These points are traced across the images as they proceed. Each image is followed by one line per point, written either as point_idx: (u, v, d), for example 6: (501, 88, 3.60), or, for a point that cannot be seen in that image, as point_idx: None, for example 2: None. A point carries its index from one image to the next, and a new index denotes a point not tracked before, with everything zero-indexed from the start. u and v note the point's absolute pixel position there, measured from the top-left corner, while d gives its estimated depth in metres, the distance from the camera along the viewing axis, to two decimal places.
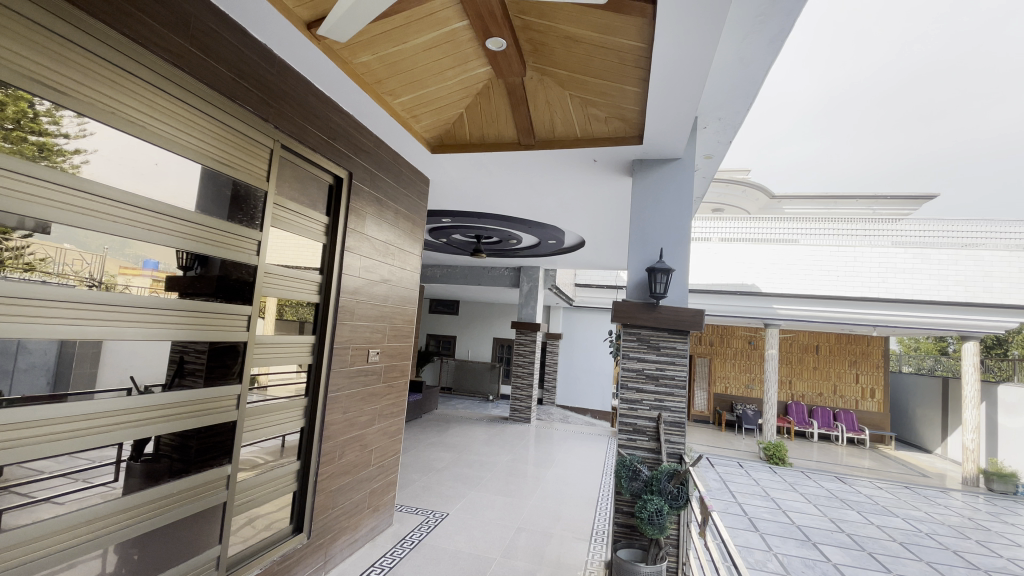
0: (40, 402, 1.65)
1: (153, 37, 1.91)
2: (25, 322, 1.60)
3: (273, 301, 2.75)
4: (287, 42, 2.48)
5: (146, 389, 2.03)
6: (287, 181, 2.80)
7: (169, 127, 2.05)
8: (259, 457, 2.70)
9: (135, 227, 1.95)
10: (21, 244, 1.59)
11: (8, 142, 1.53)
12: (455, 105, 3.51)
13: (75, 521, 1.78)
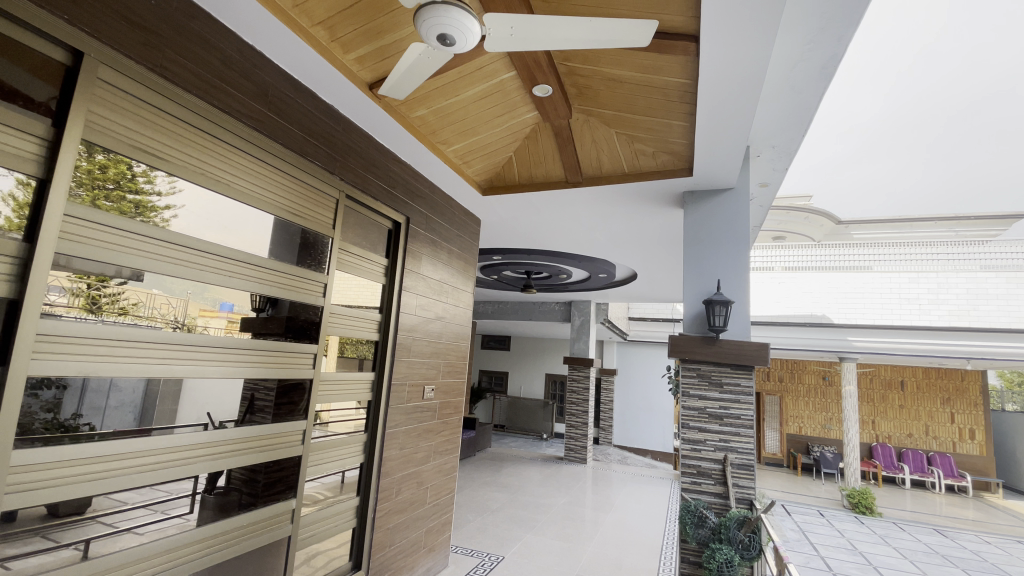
0: (126, 435, 1.81)
1: (235, 104, 2.15)
2: (117, 362, 1.78)
3: (336, 339, 2.89)
4: (351, 103, 2.71)
5: (221, 424, 2.17)
6: (351, 228, 2.99)
7: (248, 183, 2.27)
8: (320, 493, 2.77)
9: (215, 273, 2.14)
10: (117, 290, 1.79)
11: (110, 201, 1.76)
12: (505, 148, 3.64)
13: (154, 550, 1.89)
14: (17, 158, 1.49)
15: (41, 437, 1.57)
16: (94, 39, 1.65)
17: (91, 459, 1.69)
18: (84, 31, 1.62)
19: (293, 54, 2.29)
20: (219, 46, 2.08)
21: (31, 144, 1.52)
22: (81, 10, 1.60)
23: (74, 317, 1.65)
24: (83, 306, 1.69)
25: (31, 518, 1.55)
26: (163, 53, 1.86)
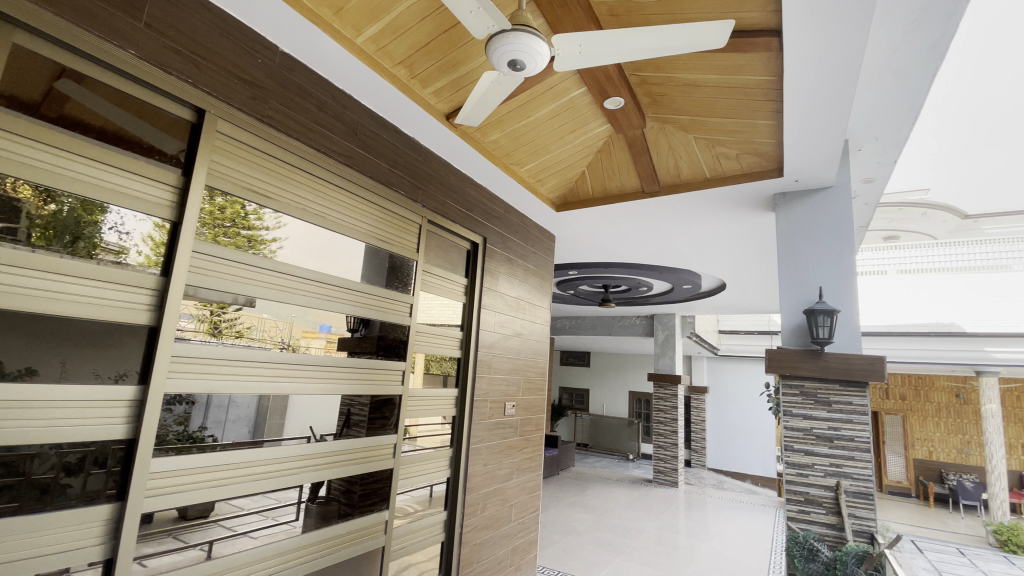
0: (242, 446, 2.02)
1: (329, 144, 2.37)
2: (235, 379, 2.00)
3: (422, 357, 3.02)
4: (430, 133, 2.87)
5: (321, 437, 2.35)
6: (433, 251, 3.14)
7: (342, 214, 2.48)
8: (410, 506, 2.88)
9: (315, 298, 2.35)
10: (234, 315, 2.03)
11: (228, 238, 2.00)
12: (578, 164, 3.65)
13: (265, 553, 2.08)
14: (155, 206, 1.76)
15: (174, 446, 1.80)
16: (215, 98, 1.91)
17: (213, 466, 1.91)
18: (207, 93, 1.88)
19: (378, 94, 2.48)
20: (315, 93, 2.31)
21: (166, 193, 1.79)
22: (205, 75, 1.87)
23: (200, 340, 1.89)
24: (207, 331, 1.92)
25: (166, 519, 1.77)
26: (269, 104, 2.10)
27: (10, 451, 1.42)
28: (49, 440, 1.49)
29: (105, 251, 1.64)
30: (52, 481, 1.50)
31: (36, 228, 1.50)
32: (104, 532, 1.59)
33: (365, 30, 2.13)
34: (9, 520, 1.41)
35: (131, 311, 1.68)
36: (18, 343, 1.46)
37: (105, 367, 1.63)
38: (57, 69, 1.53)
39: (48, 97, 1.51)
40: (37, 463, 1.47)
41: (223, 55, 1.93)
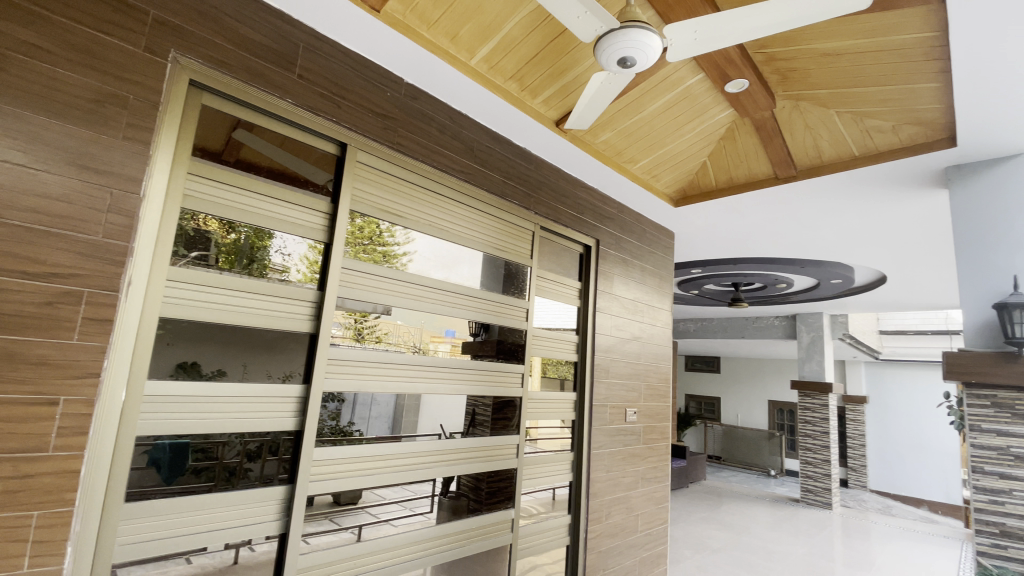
0: (383, 440, 2.25)
1: (449, 163, 2.54)
2: (375, 380, 2.24)
3: (539, 360, 3.08)
4: (540, 141, 2.93)
5: (450, 435, 2.52)
6: (547, 256, 3.19)
7: (461, 226, 2.64)
8: (534, 508, 2.94)
9: (440, 305, 2.53)
10: (374, 322, 2.26)
11: (367, 254, 2.25)
12: (697, 156, 3.44)
13: (404, 539, 2.28)
14: (308, 229, 2.05)
15: (329, 438, 2.06)
16: (353, 132, 2.16)
17: (359, 457, 2.15)
18: (346, 127, 2.13)
19: (490, 110, 2.61)
20: (435, 117, 2.50)
21: (316, 218, 2.07)
22: (344, 112, 2.12)
23: (347, 345, 2.14)
24: (352, 337, 2.17)
25: (323, 503, 2.03)
26: (398, 132, 2.32)
27: (208, 437, 1.75)
28: (235, 429, 1.81)
29: (273, 271, 1.95)
30: (237, 465, 1.82)
31: (222, 254, 1.84)
32: (278, 509, 1.90)
33: (477, 51, 2.26)
34: (208, 494, 1.73)
35: (294, 320, 1.98)
36: (213, 348, 1.80)
37: (274, 369, 1.93)
38: (232, 121, 1.86)
39: (227, 145, 1.85)
40: (227, 449, 1.80)
41: (358, 93, 2.18)
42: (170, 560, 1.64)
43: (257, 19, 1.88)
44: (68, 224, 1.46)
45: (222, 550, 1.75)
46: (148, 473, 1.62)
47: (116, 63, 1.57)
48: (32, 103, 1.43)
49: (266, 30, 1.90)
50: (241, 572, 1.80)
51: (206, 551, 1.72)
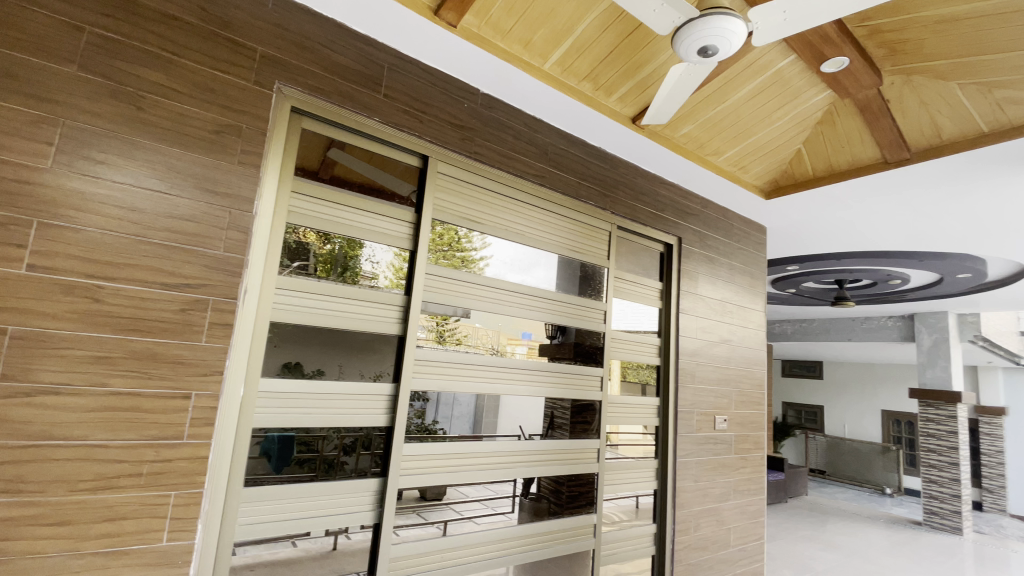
0: (464, 439, 2.32)
1: (524, 168, 2.58)
2: (456, 380, 2.32)
3: (619, 363, 3.01)
4: (616, 140, 2.89)
5: (530, 437, 2.55)
6: (625, 256, 3.12)
7: (537, 229, 2.67)
8: (616, 514, 2.88)
9: (517, 308, 2.57)
10: (454, 325, 2.34)
11: (446, 259, 2.34)
12: (789, 144, 3.19)
13: (487, 537, 2.35)
14: (395, 238, 2.18)
15: (415, 435, 2.17)
16: (434, 144, 2.27)
17: (443, 454, 2.24)
18: (427, 140, 2.24)
19: (564, 112, 2.61)
20: (511, 123, 2.55)
21: (402, 227, 2.20)
22: (425, 126, 2.23)
23: (430, 347, 2.24)
24: (435, 339, 2.27)
25: (411, 498, 2.14)
26: (475, 141, 2.40)
27: (309, 432, 1.92)
28: (332, 424, 1.96)
29: (364, 278, 2.09)
30: (335, 458, 1.97)
31: (320, 263, 2.00)
32: (371, 501, 2.03)
33: (551, 55, 2.27)
34: (310, 483, 1.90)
35: (383, 324, 2.12)
36: (314, 350, 1.97)
37: (366, 369, 2.07)
38: (327, 142, 2.03)
39: (322, 163, 2.02)
40: (325, 443, 1.95)
41: (438, 106, 2.28)
42: (279, 542, 1.82)
43: (347, 45, 2.03)
44: (195, 240, 1.67)
45: (323, 536, 1.91)
46: (261, 462, 1.81)
47: (231, 97, 1.77)
48: (166, 137, 1.65)
49: (354, 55, 2.05)
50: (340, 557, 1.95)
51: (309, 536, 1.88)
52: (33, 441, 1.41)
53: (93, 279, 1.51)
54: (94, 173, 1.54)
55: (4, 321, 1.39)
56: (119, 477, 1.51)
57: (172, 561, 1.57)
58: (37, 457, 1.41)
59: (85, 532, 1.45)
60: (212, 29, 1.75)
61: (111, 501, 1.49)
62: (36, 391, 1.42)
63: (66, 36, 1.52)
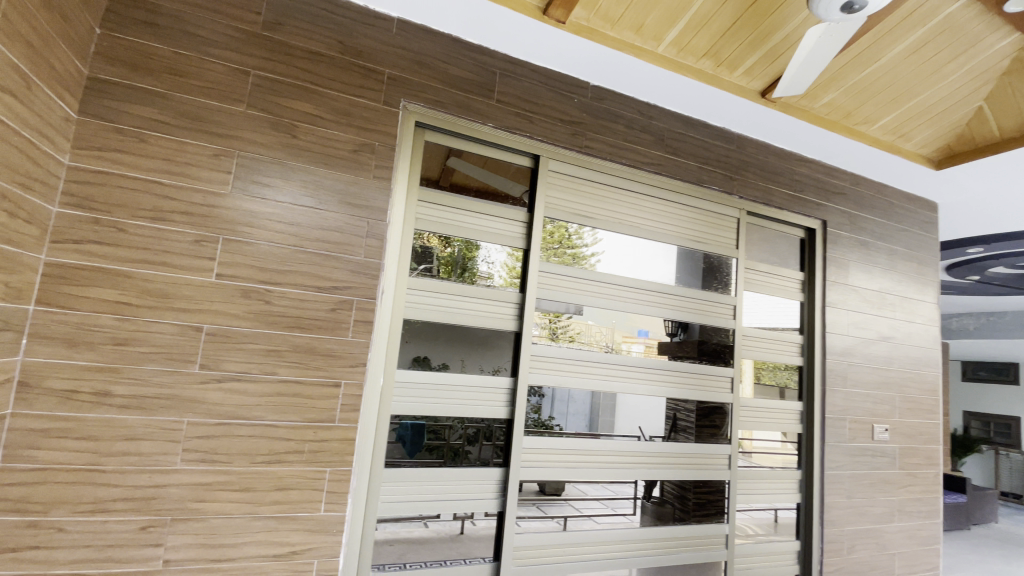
0: (582, 437, 2.31)
1: (638, 157, 2.49)
2: (572, 377, 2.32)
3: (751, 363, 2.77)
4: (742, 118, 2.64)
5: (651, 438, 2.46)
6: (756, 244, 2.86)
7: (654, 221, 2.57)
8: (751, 528, 2.66)
9: (633, 304, 2.49)
10: (566, 322, 2.33)
11: (558, 257, 2.33)
12: (967, 102, 2.65)
13: (607, 537, 2.32)
14: (509, 238, 2.25)
15: (532, 430, 2.21)
16: (545, 142, 2.29)
17: (560, 450, 2.26)
18: (538, 140, 2.27)
19: (679, 96, 2.47)
20: (623, 113, 2.47)
21: (516, 227, 2.27)
22: (537, 126, 2.26)
23: (544, 345, 2.26)
24: (548, 337, 2.28)
25: (530, 491, 2.18)
26: (586, 136, 2.37)
27: (437, 421, 2.06)
28: (457, 415, 2.09)
29: (481, 278, 2.19)
30: (459, 447, 2.09)
31: (442, 265, 2.13)
32: (495, 489, 2.13)
33: (664, 37, 2.16)
34: (439, 468, 2.05)
35: (501, 320, 2.20)
36: (438, 346, 2.10)
37: (485, 364, 2.17)
38: (446, 151, 2.16)
39: (442, 171, 2.15)
40: (451, 432, 2.08)
41: (548, 105, 2.30)
42: (413, 521, 1.99)
43: (462, 57, 2.14)
44: (338, 248, 1.89)
45: (451, 520, 2.04)
46: (396, 447, 1.99)
47: (364, 118, 1.97)
48: (314, 159, 1.89)
49: (468, 65, 2.15)
50: (466, 541, 2.07)
51: (439, 518, 2.03)
52: (225, 419, 1.70)
53: (263, 284, 1.78)
54: (261, 194, 1.81)
55: (202, 320, 1.70)
56: (286, 453, 1.76)
57: (328, 529, 1.79)
58: (227, 433, 1.70)
59: (262, 498, 1.72)
60: (348, 58, 1.96)
61: (281, 473, 1.75)
62: (225, 378, 1.72)
63: (238, 81, 1.81)
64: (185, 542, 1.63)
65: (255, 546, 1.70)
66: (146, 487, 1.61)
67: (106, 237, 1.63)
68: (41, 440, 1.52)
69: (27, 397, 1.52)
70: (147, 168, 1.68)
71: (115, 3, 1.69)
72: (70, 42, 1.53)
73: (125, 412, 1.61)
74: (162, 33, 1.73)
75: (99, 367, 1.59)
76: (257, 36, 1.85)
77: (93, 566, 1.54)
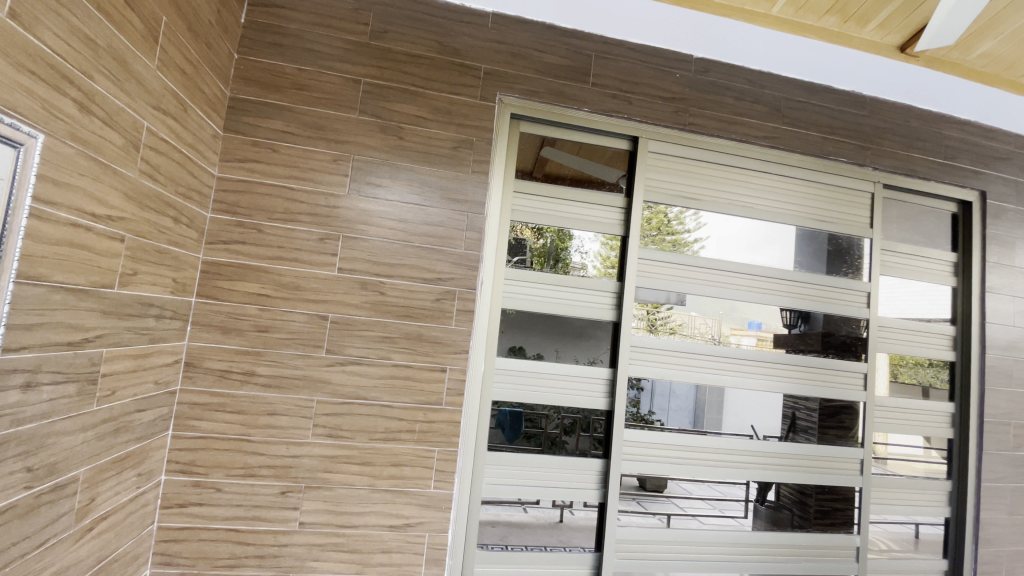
0: (686, 433, 2.20)
1: (750, 131, 2.29)
2: (675, 370, 2.22)
3: (887, 358, 2.44)
4: (878, 79, 2.28)
5: (765, 438, 2.28)
6: (893, 222, 2.52)
7: (767, 199, 2.36)
8: (885, 542, 2.37)
9: (742, 291, 2.31)
10: (667, 314, 2.23)
11: (657, 244, 2.24)
12: None
13: (714, 538, 2.21)
14: (606, 225, 2.20)
15: (632, 424, 2.15)
16: (644, 123, 2.21)
17: (663, 446, 2.18)
18: (637, 121, 2.19)
19: (797, 60, 2.21)
20: (732, 84, 2.28)
21: (613, 213, 2.22)
22: (635, 106, 2.18)
23: (642, 337, 2.19)
24: (646, 328, 2.20)
25: (630, 485, 2.13)
26: (690, 112, 2.23)
27: (534, 409, 2.09)
28: (553, 404, 2.10)
29: (575, 268, 2.17)
30: (557, 436, 2.10)
31: (535, 257, 2.14)
32: (596, 479, 2.12)
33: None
34: (538, 455, 2.08)
35: (598, 309, 2.17)
36: (536, 336, 2.12)
37: (582, 354, 2.15)
38: (540, 141, 2.17)
39: (536, 162, 2.17)
40: (548, 421, 2.10)
41: (647, 83, 2.20)
42: (514, 506, 2.04)
43: (555, 44, 2.12)
44: (441, 240, 1.98)
45: (551, 507, 2.07)
46: (497, 432, 2.05)
47: (462, 114, 2.03)
48: (418, 157, 1.99)
49: (562, 51, 2.13)
50: (567, 530, 2.08)
51: (539, 505, 2.06)
52: (346, 399, 1.87)
53: (376, 276, 1.93)
54: (372, 193, 1.95)
55: (326, 310, 1.88)
56: (399, 432, 1.89)
57: (438, 506, 1.90)
58: (349, 411, 1.87)
59: (379, 473, 1.87)
60: (446, 58, 2.03)
61: (395, 450, 1.88)
62: (346, 362, 1.88)
63: (350, 89, 1.96)
64: (317, 507, 1.82)
65: (374, 516, 1.85)
66: (284, 457, 1.82)
67: (248, 237, 1.86)
68: (203, 412, 1.79)
69: (192, 375, 1.80)
70: (277, 174, 1.89)
71: (249, 30, 1.91)
72: (215, 68, 1.76)
73: (266, 390, 1.83)
74: (286, 52, 1.93)
75: (245, 351, 1.83)
76: (365, 46, 1.99)
77: (245, 522, 1.78)
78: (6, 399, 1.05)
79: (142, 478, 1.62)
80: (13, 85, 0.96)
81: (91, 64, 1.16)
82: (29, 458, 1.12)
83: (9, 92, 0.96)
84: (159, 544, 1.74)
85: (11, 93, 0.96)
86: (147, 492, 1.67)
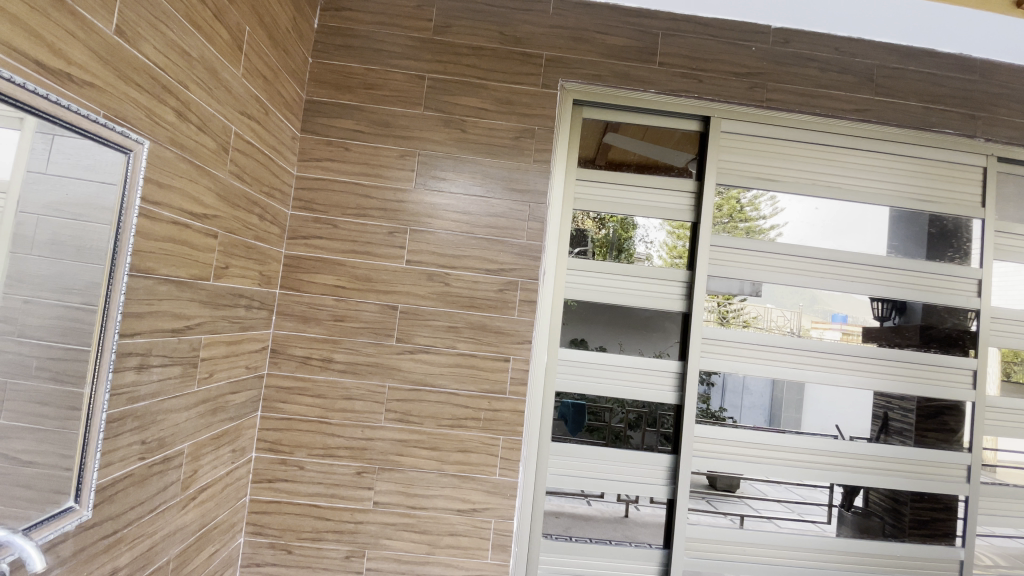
0: (761, 431, 2.08)
1: (837, 104, 2.10)
2: (749, 363, 2.10)
3: (999, 353, 2.17)
4: (995, 39, 2.00)
5: (852, 439, 2.11)
6: (1009, 199, 2.22)
7: (855, 178, 2.17)
8: (992, 558, 2.13)
9: (826, 280, 2.14)
10: (740, 305, 2.11)
11: (728, 232, 2.12)
12: None
13: (792, 543, 2.09)
14: (673, 212, 2.12)
15: (702, 420, 2.06)
16: (716, 102, 2.09)
17: (736, 444, 2.07)
18: (708, 100, 2.08)
19: (893, 25, 1.99)
20: (816, 54, 2.10)
21: (681, 199, 2.13)
22: (707, 84, 2.07)
23: (713, 330, 2.09)
24: (717, 321, 2.10)
25: (701, 483, 2.05)
26: (767, 87, 2.08)
27: (597, 402, 2.06)
28: (617, 397, 2.06)
29: (639, 258, 2.10)
30: (621, 430, 2.06)
31: (598, 248, 2.10)
32: (664, 475, 2.06)
33: None
34: (602, 449, 2.05)
35: (665, 299, 2.10)
36: (599, 327, 2.09)
37: (648, 347, 2.09)
38: (604, 126, 2.12)
39: (599, 149, 2.12)
40: (612, 415, 2.06)
41: (720, 59, 2.08)
42: (578, 497, 2.03)
43: (620, 25, 2.06)
44: (504, 232, 1.99)
45: (615, 501, 2.04)
46: (560, 424, 2.04)
47: (524, 103, 2.02)
48: (481, 149, 2.01)
49: (628, 32, 2.06)
50: (632, 525, 2.04)
51: (603, 498, 2.04)
52: (416, 386, 1.94)
53: (442, 268, 1.97)
54: (437, 187, 2.00)
55: (396, 300, 1.96)
56: (465, 419, 1.94)
57: (503, 493, 1.93)
58: (418, 397, 1.94)
59: (447, 458, 1.92)
60: (508, 47, 2.03)
61: (462, 437, 1.93)
62: (416, 350, 1.95)
63: (416, 86, 2.01)
64: (389, 488, 1.91)
65: (442, 499, 1.91)
66: (360, 439, 1.92)
67: (324, 232, 1.96)
68: (288, 395, 1.93)
69: (278, 361, 1.93)
70: (350, 171, 1.98)
71: (322, 34, 2.01)
72: (292, 73, 1.86)
73: (342, 376, 1.93)
74: (357, 53, 2.01)
75: (323, 339, 1.94)
76: (430, 41, 2.03)
77: (325, 498, 1.90)
78: (125, 378, 1.17)
79: (236, 454, 1.77)
80: (122, 97, 1.08)
81: (186, 75, 1.27)
82: (143, 432, 1.26)
83: (119, 104, 1.07)
84: (251, 515, 1.90)
85: (120, 103, 1.07)
86: (240, 467, 1.82)
